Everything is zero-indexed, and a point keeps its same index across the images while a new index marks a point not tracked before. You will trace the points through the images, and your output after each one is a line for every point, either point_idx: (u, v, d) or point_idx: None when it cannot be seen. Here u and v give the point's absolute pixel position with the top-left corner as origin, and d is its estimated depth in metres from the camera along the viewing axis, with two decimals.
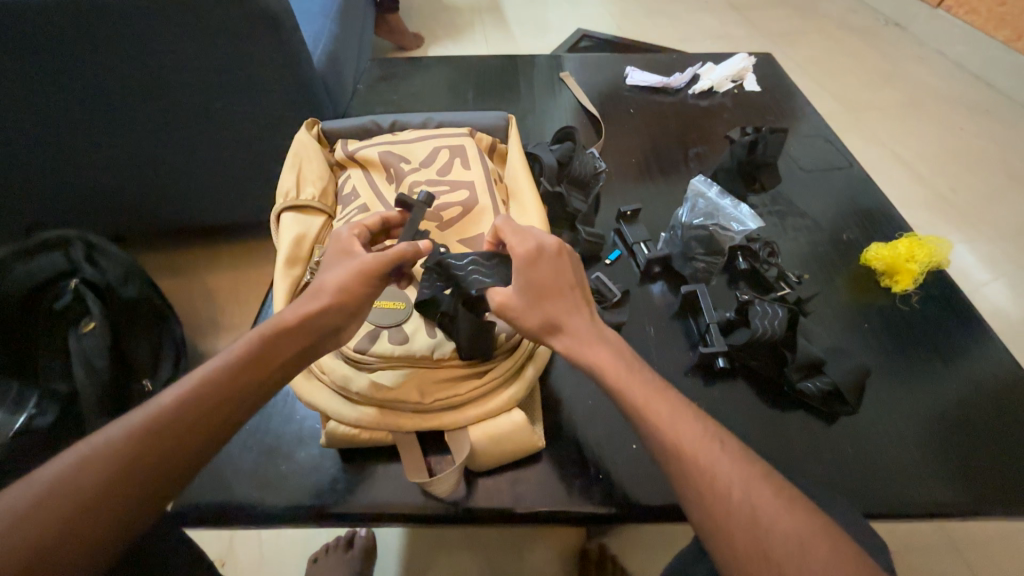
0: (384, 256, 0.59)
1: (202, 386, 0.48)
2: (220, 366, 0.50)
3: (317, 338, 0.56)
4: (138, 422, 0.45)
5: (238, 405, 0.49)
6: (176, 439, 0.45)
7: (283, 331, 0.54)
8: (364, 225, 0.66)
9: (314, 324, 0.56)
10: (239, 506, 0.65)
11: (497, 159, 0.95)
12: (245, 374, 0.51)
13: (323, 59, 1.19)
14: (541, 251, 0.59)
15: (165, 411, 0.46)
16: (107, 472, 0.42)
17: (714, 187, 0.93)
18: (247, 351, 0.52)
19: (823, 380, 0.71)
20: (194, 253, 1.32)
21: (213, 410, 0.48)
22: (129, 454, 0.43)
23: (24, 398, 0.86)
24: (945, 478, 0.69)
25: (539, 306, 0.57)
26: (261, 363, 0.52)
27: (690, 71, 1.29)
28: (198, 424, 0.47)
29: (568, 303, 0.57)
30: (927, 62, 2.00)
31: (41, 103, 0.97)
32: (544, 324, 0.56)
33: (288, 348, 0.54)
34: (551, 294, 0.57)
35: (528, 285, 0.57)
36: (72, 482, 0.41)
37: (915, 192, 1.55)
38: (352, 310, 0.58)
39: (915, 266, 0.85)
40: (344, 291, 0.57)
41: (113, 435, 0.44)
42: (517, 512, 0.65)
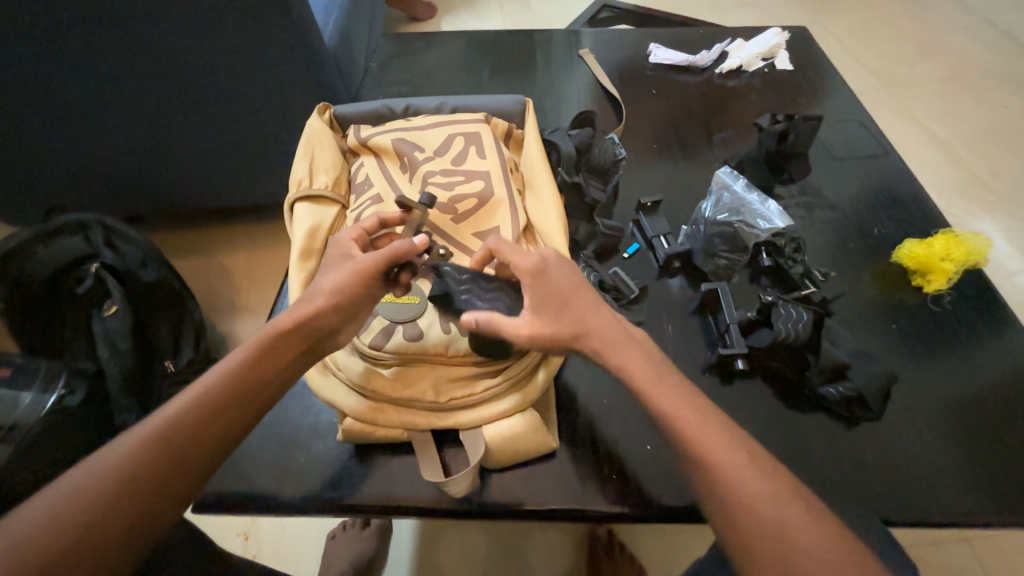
0: (380, 256, 0.59)
1: (206, 394, 0.49)
2: (221, 373, 0.50)
3: (317, 339, 0.56)
4: (144, 431, 0.46)
5: (243, 409, 0.50)
6: (186, 446, 0.46)
7: (282, 334, 0.54)
8: (361, 229, 0.66)
9: (313, 326, 0.56)
10: (260, 495, 0.67)
11: (513, 146, 0.92)
12: (247, 379, 0.51)
13: (333, 35, 1.15)
14: (554, 261, 0.58)
15: (171, 419, 0.46)
16: (120, 481, 0.43)
17: (740, 180, 0.90)
18: (247, 356, 0.52)
19: (846, 386, 0.69)
20: (209, 235, 1.32)
21: (220, 416, 0.48)
22: (140, 463, 0.44)
23: (53, 377, 0.86)
24: (968, 486, 0.68)
25: (564, 313, 0.55)
26: (262, 366, 0.52)
27: (717, 48, 1.21)
28: (204, 430, 0.47)
29: (586, 307, 0.56)
30: (974, 32, 1.86)
31: (53, 85, 0.96)
32: (574, 333, 0.55)
33: (289, 350, 0.54)
34: (568, 301, 0.56)
35: (546, 295, 0.56)
36: (87, 493, 0.42)
37: (952, 176, 1.47)
38: (350, 311, 0.58)
39: (950, 265, 0.81)
40: (339, 292, 0.56)
41: (122, 446, 0.44)
42: (530, 508, 0.66)
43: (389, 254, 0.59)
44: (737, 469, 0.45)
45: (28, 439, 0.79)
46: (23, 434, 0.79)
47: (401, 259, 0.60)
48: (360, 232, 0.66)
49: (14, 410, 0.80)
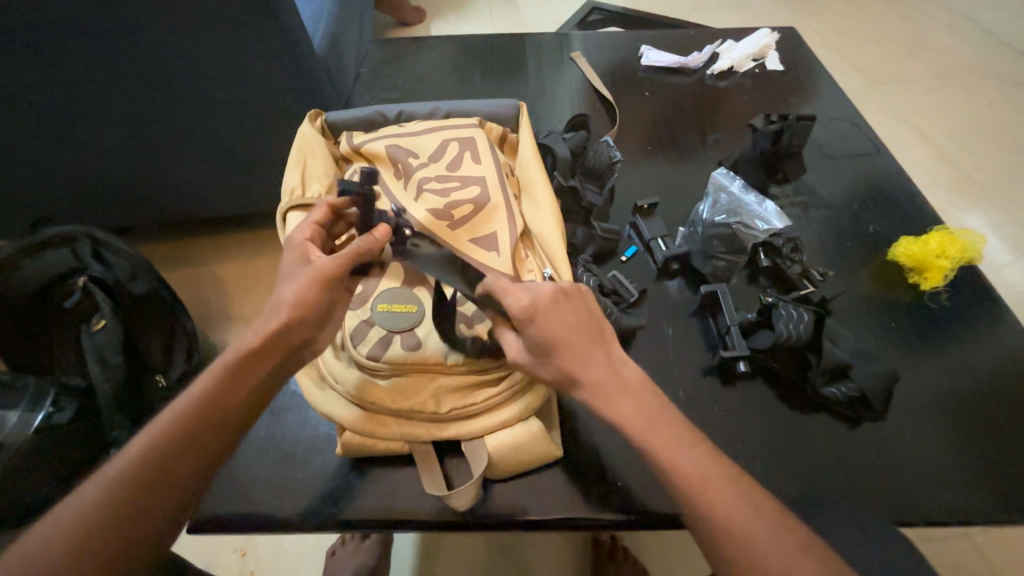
0: (341, 259, 0.56)
1: (173, 425, 0.47)
2: (188, 401, 0.49)
3: (288, 354, 0.54)
4: (116, 468, 0.45)
5: (216, 435, 0.49)
6: (158, 480, 0.45)
7: (248, 354, 0.52)
8: (315, 223, 0.62)
9: (281, 342, 0.53)
10: (257, 513, 0.66)
11: (507, 150, 0.91)
12: (216, 404, 0.49)
13: (323, 41, 1.13)
14: (552, 304, 0.53)
15: (139, 455, 0.46)
16: (94, 522, 0.43)
17: (736, 182, 0.90)
18: (214, 380, 0.50)
19: (848, 386, 0.69)
20: (199, 245, 1.30)
21: (191, 445, 0.47)
22: (116, 497, 0.44)
23: (41, 394, 0.83)
24: (969, 483, 0.68)
25: (549, 362, 0.52)
26: (231, 389, 0.50)
27: (708, 49, 1.22)
28: (176, 459, 0.46)
29: (582, 357, 0.52)
30: (957, 30, 1.89)
31: (36, 97, 0.94)
32: (564, 378, 0.52)
33: (258, 370, 0.52)
34: (558, 350, 0.52)
35: (533, 345, 0.53)
36: (61, 537, 0.42)
37: (941, 171, 1.48)
38: (318, 320, 0.55)
39: (946, 262, 0.82)
40: (301, 303, 0.53)
41: (92, 488, 0.44)
42: (533, 519, 0.65)
43: (350, 254, 0.56)
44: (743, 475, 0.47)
45: (14, 460, 0.78)
46: (9, 453, 0.78)
47: (365, 257, 0.58)
48: (315, 228, 0.61)
49: (2, 430, 0.79)
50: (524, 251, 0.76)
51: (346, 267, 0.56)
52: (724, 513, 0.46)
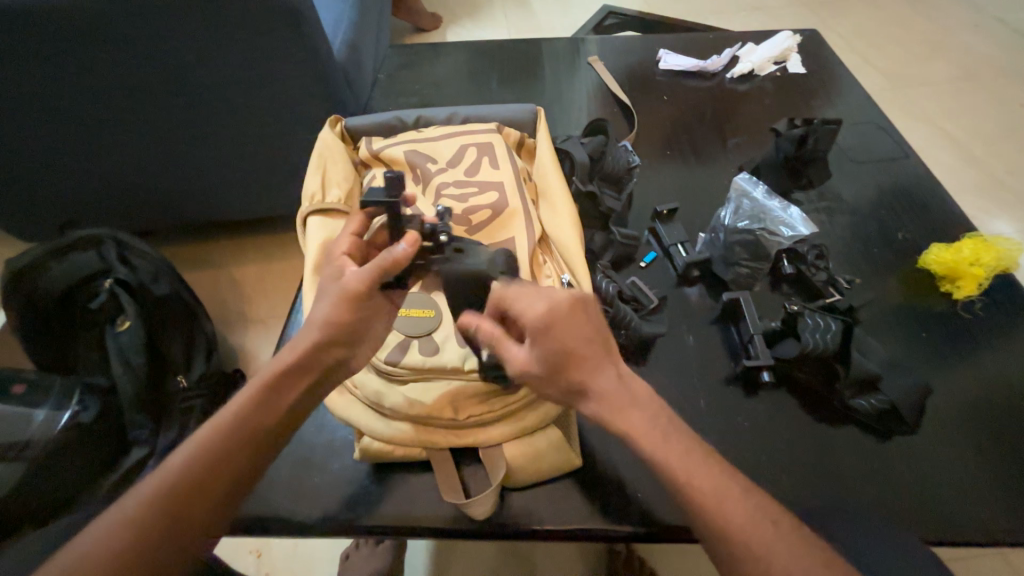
0: (366, 275, 0.53)
1: (212, 440, 0.48)
2: (224, 419, 0.49)
3: (322, 374, 0.54)
4: (157, 483, 0.46)
5: (251, 455, 0.49)
6: (193, 499, 0.46)
7: (285, 372, 0.52)
8: (353, 235, 0.59)
9: (315, 360, 0.53)
10: (275, 516, 0.66)
11: (525, 155, 0.91)
12: (251, 424, 0.50)
13: (342, 47, 1.15)
14: (567, 313, 0.50)
15: (175, 473, 0.46)
16: (131, 539, 0.43)
17: (759, 187, 0.88)
18: (250, 399, 0.51)
19: (879, 398, 0.67)
20: (219, 248, 1.32)
21: (225, 464, 0.48)
22: (158, 511, 0.44)
23: (68, 393, 0.87)
24: (1006, 502, 0.65)
25: (561, 375, 0.50)
26: (266, 408, 0.51)
27: (728, 53, 1.20)
28: (217, 474, 0.47)
29: (592, 375, 0.50)
30: (985, 30, 1.84)
31: (68, 104, 0.97)
32: (573, 391, 0.51)
33: (293, 389, 0.52)
34: (565, 364, 0.50)
35: (546, 356, 0.50)
36: (99, 554, 0.42)
37: (969, 176, 1.44)
38: (350, 338, 0.54)
39: (980, 270, 0.79)
40: (334, 322, 0.53)
41: (130, 503, 0.45)
42: (550, 530, 0.64)
43: (374, 267, 0.53)
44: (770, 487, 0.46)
45: (43, 455, 0.80)
46: (38, 449, 0.80)
47: (391, 272, 0.54)
48: (353, 240, 0.58)
49: (29, 427, 0.81)
50: (542, 258, 0.75)
51: (373, 284, 0.54)
52: (752, 527, 0.45)
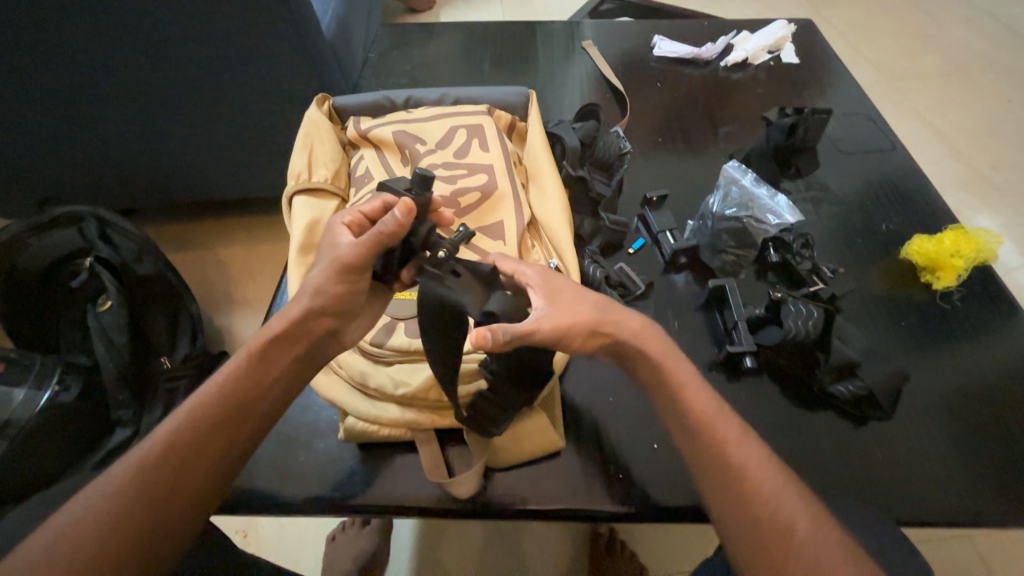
0: (360, 246, 0.51)
1: (200, 408, 0.48)
2: (210, 389, 0.49)
3: (313, 343, 0.54)
4: (145, 452, 0.45)
5: (242, 422, 0.49)
6: (184, 466, 0.45)
7: (272, 342, 0.52)
8: (360, 212, 0.56)
9: (305, 331, 0.53)
10: (259, 495, 0.66)
11: (516, 139, 0.90)
12: (239, 393, 0.49)
13: (331, 23, 1.11)
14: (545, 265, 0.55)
15: (164, 442, 0.46)
16: (121, 506, 0.43)
17: (748, 175, 0.88)
18: (237, 369, 0.50)
19: (857, 385, 0.68)
20: (204, 229, 1.30)
21: (216, 432, 0.47)
22: (148, 479, 0.44)
23: (46, 373, 0.85)
24: (975, 485, 0.67)
25: (583, 294, 0.53)
26: (254, 378, 0.51)
27: (723, 40, 1.19)
28: (206, 443, 0.47)
29: (604, 303, 0.53)
30: (976, 25, 1.84)
31: (43, 77, 0.93)
32: (599, 318, 0.51)
33: (281, 359, 0.52)
34: (577, 294, 0.52)
35: (561, 284, 0.53)
36: (93, 521, 0.42)
37: (953, 170, 1.45)
38: (340, 309, 0.54)
39: (960, 261, 0.81)
40: (320, 292, 0.52)
41: (119, 473, 0.44)
42: (532, 509, 0.65)
43: (370, 242, 0.51)
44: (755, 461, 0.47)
45: (23, 436, 0.78)
46: (16, 430, 0.78)
47: (388, 245, 0.51)
48: (360, 217, 0.56)
49: (8, 406, 0.79)
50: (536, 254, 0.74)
51: (369, 256, 0.52)
52: (735, 501, 0.46)
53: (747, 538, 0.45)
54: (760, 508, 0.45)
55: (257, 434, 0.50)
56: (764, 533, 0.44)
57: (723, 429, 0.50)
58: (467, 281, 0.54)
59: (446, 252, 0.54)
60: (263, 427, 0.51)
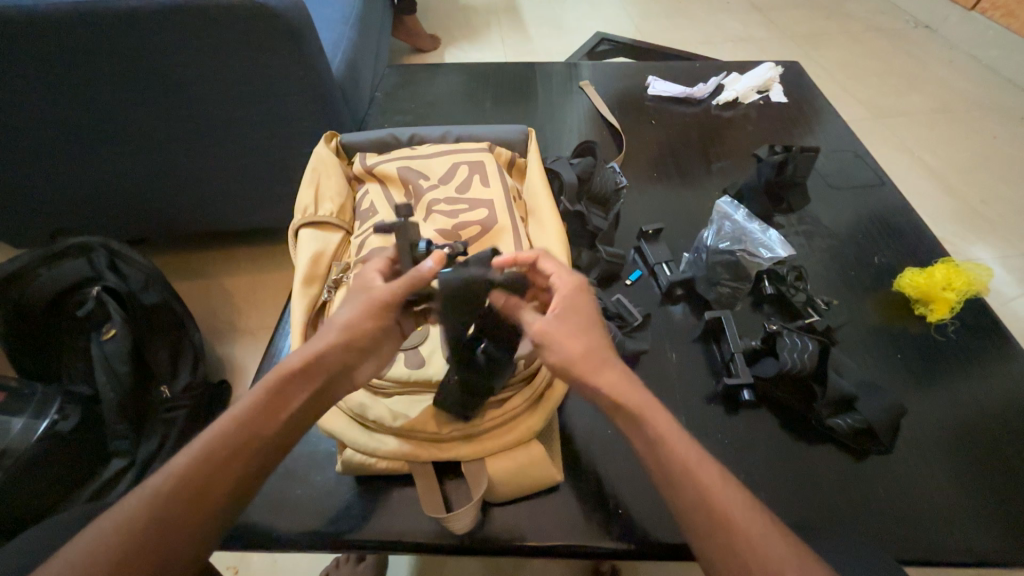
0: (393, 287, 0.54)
1: (216, 442, 0.48)
2: (228, 423, 0.49)
3: (328, 379, 0.54)
4: (157, 484, 0.45)
5: (253, 458, 0.49)
6: (195, 502, 0.45)
7: (291, 377, 0.52)
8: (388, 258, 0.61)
9: (323, 367, 0.53)
10: (254, 529, 0.65)
11: (516, 174, 0.93)
12: (253, 428, 0.50)
13: (342, 64, 1.17)
14: (582, 284, 0.58)
15: (177, 476, 0.46)
16: (126, 541, 0.43)
17: (740, 210, 0.92)
18: (255, 404, 0.51)
19: (855, 418, 0.68)
20: (210, 257, 1.33)
21: (227, 468, 0.47)
22: (156, 515, 0.44)
23: (47, 403, 0.86)
24: (980, 523, 0.66)
25: (579, 336, 0.53)
26: (270, 414, 0.51)
27: (714, 81, 1.25)
28: (216, 480, 0.47)
29: (602, 349, 0.54)
30: (957, 65, 1.93)
31: (66, 115, 0.99)
32: (587, 353, 0.52)
33: (297, 396, 0.52)
34: (574, 331, 0.53)
35: (564, 315, 0.54)
36: (101, 552, 0.42)
37: (943, 202, 1.49)
38: (362, 346, 0.55)
39: (952, 294, 0.82)
40: (350, 328, 0.54)
41: (131, 503, 0.45)
42: (530, 545, 0.64)
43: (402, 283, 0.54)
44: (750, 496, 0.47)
45: (19, 466, 0.79)
46: (14, 459, 0.79)
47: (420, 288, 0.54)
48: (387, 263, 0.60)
49: (6, 436, 0.80)
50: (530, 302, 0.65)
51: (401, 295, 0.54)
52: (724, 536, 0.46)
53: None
54: (745, 547, 0.45)
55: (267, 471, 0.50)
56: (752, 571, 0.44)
57: (709, 461, 0.49)
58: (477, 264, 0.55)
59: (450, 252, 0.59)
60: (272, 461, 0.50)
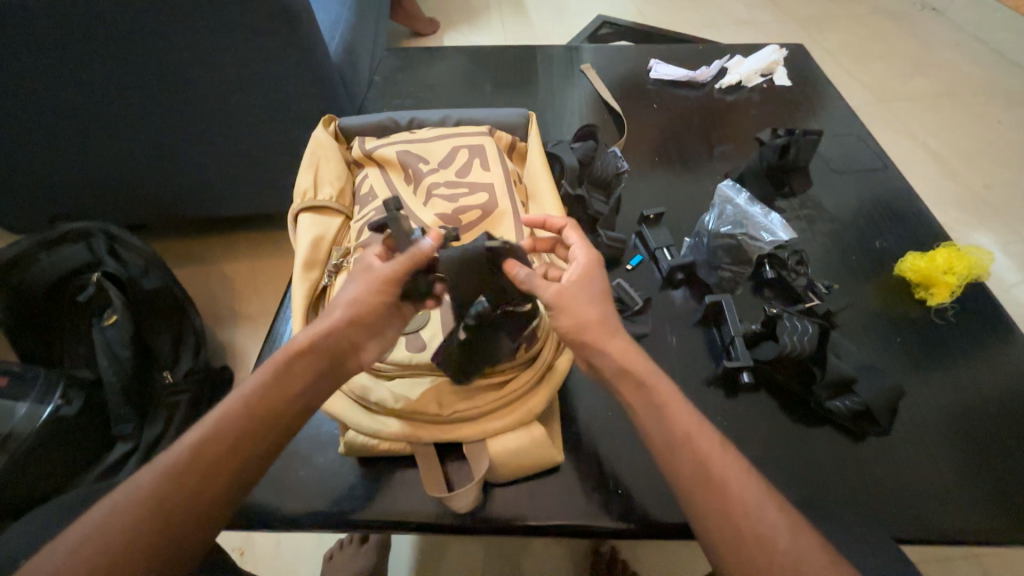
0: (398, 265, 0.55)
1: (222, 420, 0.49)
2: (234, 400, 0.50)
3: (333, 357, 0.54)
4: (165, 462, 0.46)
5: (260, 434, 0.49)
6: (203, 478, 0.46)
7: (296, 355, 0.53)
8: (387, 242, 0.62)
9: (328, 345, 0.54)
10: (258, 510, 0.66)
11: (516, 159, 0.92)
12: (258, 404, 0.50)
13: (339, 47, 1.16)
14: (598, 258, 0.60)
15: (185, 453, 0.46)
16: (136, 517, 0.43)
17: (742, 194, 0.91)
18: (260, 382, 0.51)
19: (853, 400, 0.69)
20: (210, 244, 1.32)
21: (235, 444, 0.48)
22: (165, 491, 0.44)
23: (50, 387, 0.85)
24: (975, 503, 0.67)
25: (594, 303, 0.55)
26: (275, 392, 0.51)
27: (717, 63, 1.23)
28: (224, 456, 0.47)
29: (614, 318, 0.56)
30: (963, 49, 1.90)
31: (59, 99, 0.97)
32: (601, 319, 0.54)
33: (302, 374, 0.53)
34: (589, 298, 0.56)
35: (580, 283, 0.56)
36: (112, 527, 0.42)
37: (946, 188, 1.48)
38: (369, 324, 0.56)
39: (953, 279, 0.82)
40: (355, 305, 0.55)
41: (140, 480, 0.45)
42: (530, 524, 0.65)
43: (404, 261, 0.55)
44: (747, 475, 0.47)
45: (24, 450, 0.79)
46: (19, 443, 0.79)
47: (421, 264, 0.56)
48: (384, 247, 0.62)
49: (11, 420, 0.80)
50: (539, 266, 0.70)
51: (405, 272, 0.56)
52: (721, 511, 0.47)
53: (730, 555, 0.45)
54: (744, 525, 0.45)
55: (274, 448, 0.50)
56: (746, 548, 0.44)
57: (708, 440, 0.50)
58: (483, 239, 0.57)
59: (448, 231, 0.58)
60: (279, 441, 0.51)
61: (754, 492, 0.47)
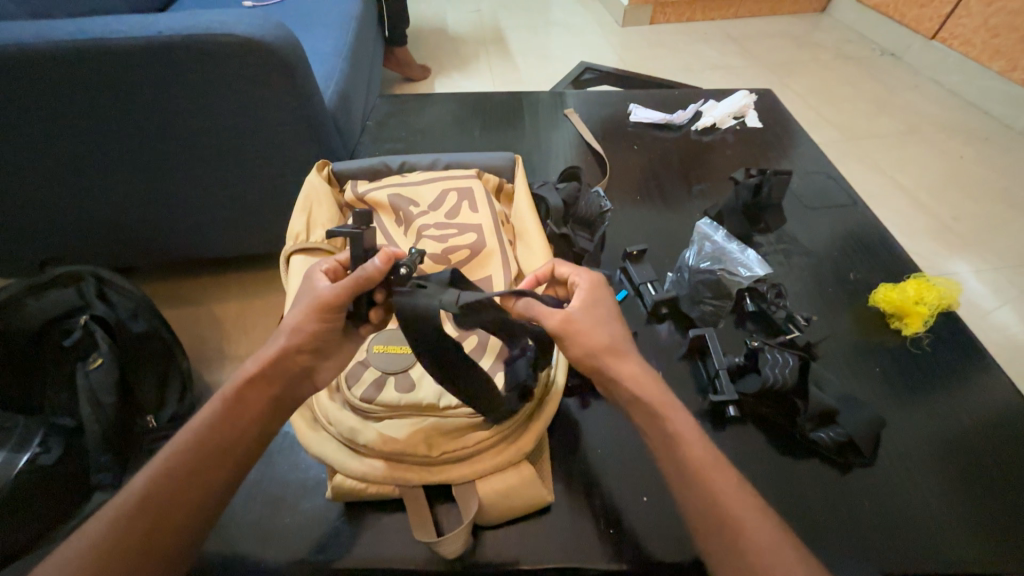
0: (341, 288, 0.55)
1: (175, 456, 0.49)
2: (185, 435, 0.50)
3: (286, 382, 0.55)
4: (118, 504, 0.46)
5: (217, 465, 0.50)
6: (160, 516, 0.46)
7: (246, 384, 0.54)
8: (337, 260, 0.62)
9: (278, 371, 0.55)
10: (241, 561, 0.64)
11: (504, 200, 0.96)
12: (211, 437, 0.51)
13: (334, 95, 1.21)
14: (598, 280, 0.63)
15: (139, 493, 0.47)
16: (93, 563, 0.43)
17: (720, 231, 0.95)
18: (212, 416, 0.52)
19: (837, 431, 0.70)
20: (200, 284, 1.33)
21: (190, 479, 0.48)
22: (121, 532, 0.44)
23: (27, 436, 0.84)
24: (963, 533, 0.67)
25: (600, 326, 0.58)
26: (229, 423, 0.52)
27: (692, 108, 1.31)
28: (180, 492, 0.47)
29: (621, 340, 0.58)
30: (922, 90, 2.04)
31: (57, 147, 1.00)
32: (610, 345, 0.57)
33: (256, 402, 0.53)
34: (597, 324, 0.58)
35: (586, 306, 0.59)
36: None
37: (915, 219, 1.55)
38: (318, 346, 0.56)
39: (924, 308, 0.85)
40: (298, 327, 0.55)
41: (93, 526, 0.45)
42: (521, 568, 0.64)
43: (348, 285, 0.55)
44: (729, 514, 0.48)
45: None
46: None
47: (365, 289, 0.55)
48: (337, 265, 0.62)
49: None
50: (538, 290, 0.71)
51: (349, 295, 0.55)
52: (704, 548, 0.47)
53: None
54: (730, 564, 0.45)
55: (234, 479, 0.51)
56: None
57: (694, 477, 0.50)
58: (435, 288, 0.56)
59: (407, 268, 0.57)
60: (238, 471, 0.51)
61: (737, 528, 0.48)
